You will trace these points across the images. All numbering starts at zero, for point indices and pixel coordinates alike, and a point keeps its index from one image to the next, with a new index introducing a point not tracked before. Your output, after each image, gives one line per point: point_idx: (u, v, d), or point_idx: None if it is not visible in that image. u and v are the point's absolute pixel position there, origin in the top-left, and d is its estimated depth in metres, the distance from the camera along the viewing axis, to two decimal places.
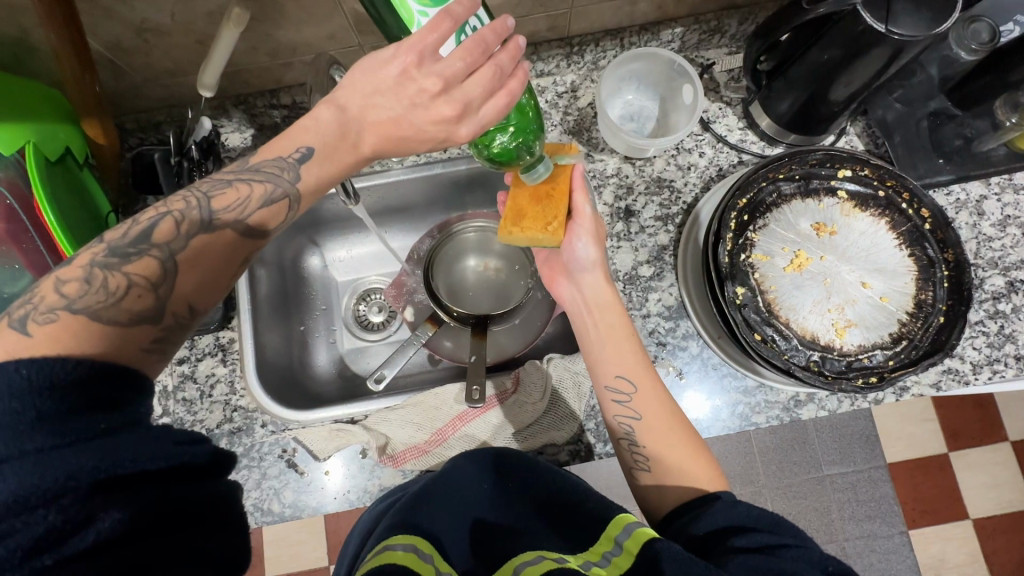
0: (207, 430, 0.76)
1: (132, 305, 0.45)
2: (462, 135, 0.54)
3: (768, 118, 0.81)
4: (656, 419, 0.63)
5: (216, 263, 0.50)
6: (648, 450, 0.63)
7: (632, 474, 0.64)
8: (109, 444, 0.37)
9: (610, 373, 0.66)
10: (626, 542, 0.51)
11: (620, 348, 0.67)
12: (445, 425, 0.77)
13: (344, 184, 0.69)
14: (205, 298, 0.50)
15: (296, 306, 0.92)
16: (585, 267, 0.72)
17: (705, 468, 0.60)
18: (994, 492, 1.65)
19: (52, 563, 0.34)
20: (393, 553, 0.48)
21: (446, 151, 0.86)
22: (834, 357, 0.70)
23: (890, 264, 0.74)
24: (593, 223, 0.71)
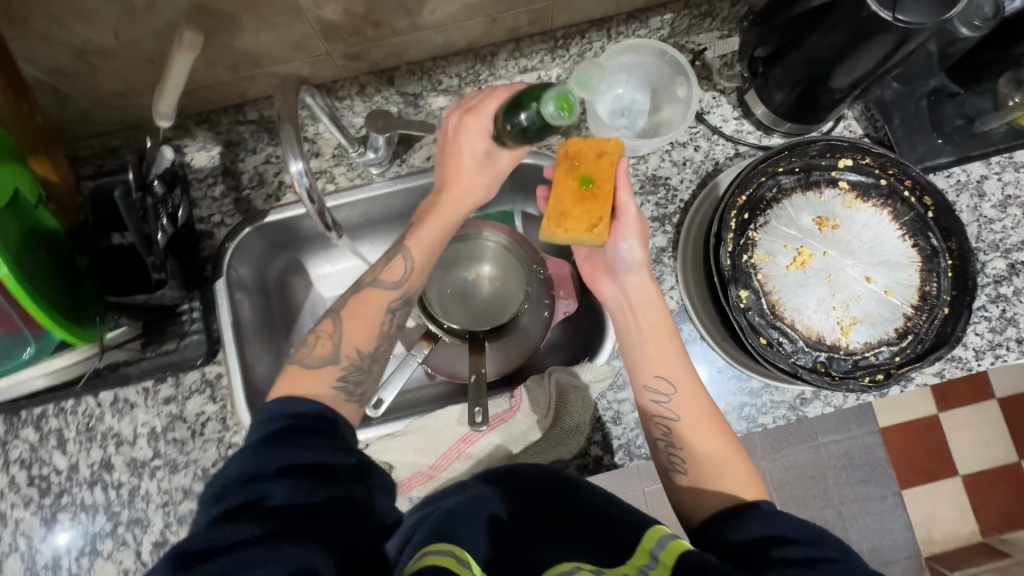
0: (204, 469, 0.73)
1: (321, 351, 0.64)
2: (500, 167, 0.71)
3: (764, 106, 0.77)
4: (697, 421, 0.62)
5: (370, 304, 0.67)
6: (686, 451, 0.61)
7: (669, 477, 0.62)
8: (291, 444, 0.50)
9: (649, 372, 0.65)
10: (662, 555, 0.49)
11: (660, 348, 0.66)
12: (449, 449, 0.74)
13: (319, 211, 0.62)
14: (366, 340, 0.66)
15: (284, 325, 0.87)
16: (630, 267, 0.69)
17: (746, 474, 0.58)
18: (981, 448, 1.70)
19: (250, 513, 0.45)
20: (434, 556, 0.47)
21: (430, 159, 0.80)
22: (841, 356, 0.69)
23: (894, 255, 0.72)
24: (639, 222, 0.68)
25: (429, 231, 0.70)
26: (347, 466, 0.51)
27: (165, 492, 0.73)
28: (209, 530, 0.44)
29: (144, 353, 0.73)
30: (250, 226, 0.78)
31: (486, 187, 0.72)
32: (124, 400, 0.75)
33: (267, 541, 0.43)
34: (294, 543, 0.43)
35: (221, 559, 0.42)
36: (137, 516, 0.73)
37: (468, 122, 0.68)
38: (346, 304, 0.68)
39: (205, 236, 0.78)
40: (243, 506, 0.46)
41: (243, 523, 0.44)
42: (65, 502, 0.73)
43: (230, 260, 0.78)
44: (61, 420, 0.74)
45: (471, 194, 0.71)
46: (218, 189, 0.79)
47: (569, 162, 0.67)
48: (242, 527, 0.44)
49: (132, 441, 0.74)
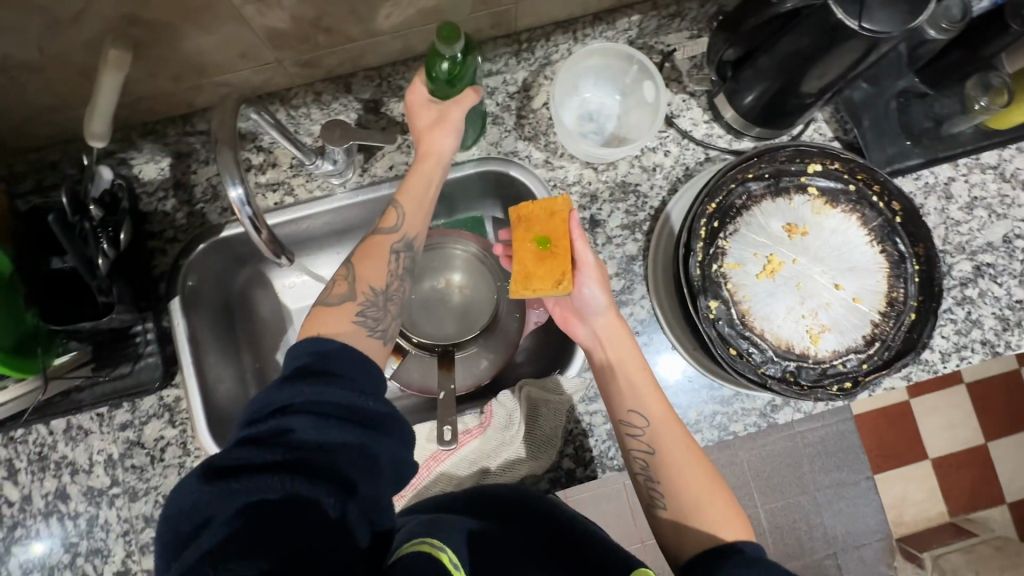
0: (165, 496, 0.71)
1: (338, 290, 0.62)
2: (456, 118, 0.68)
3: (733, 109, 0.76)
4: (672, 455, 0.63)
5: (376, 249, 0.65)
6: (664, 486, 0.62)
7: (651, 512, 0.62)
8: (319, 384, 0.51)
9: (624, 407, 0.66)
10: None
11: (635, 382, 0.66)
12: (420, 468, 0.74)
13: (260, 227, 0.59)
14: (376, 276, 0.64)
15: (249, 339, 0.84)
16: (596, 312, 0.70)
17: (725, 508, 0.59)
18: (950, 432, 1.75)
19: (272, 445, 0.46)
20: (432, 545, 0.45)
21: (392, 168, 0.77)
22: (810, 365, 0.69)
23: (862, 262, 0.72)
24: (598, 267, 0.70)
25: (415, 183, 0.69)
26: (373, 414, 0.51)
27: (125, 521, 0.71)
28: (240, 449, 0.46)
29: (96, 378, 0.70)
30: (205, 243, 0.75)
31: (451, 137, 0.69)
32: (78, 427, 0.72)
33: (283, 473, 0.43)
34: (307, 483, 0.43)
35: (244, 478, 0.43)
36: (96, 547, 0.70)
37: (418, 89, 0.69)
38: (356, 254, 0.66)
39: (158, 253, 0.75)
40: (270, 435, 0.47)
41: (267, 451, 0.45)
42: (19, 535, 0.70)
43: (185, 278, 0.75)
44: (11, 450, 0.71)
45: (439, 147, 0.69)
46: (170, 202, 0.75)
47: (523, 225, 0.70)
48: (265, 454, 0.45)
49: (87, 469, 0.71)
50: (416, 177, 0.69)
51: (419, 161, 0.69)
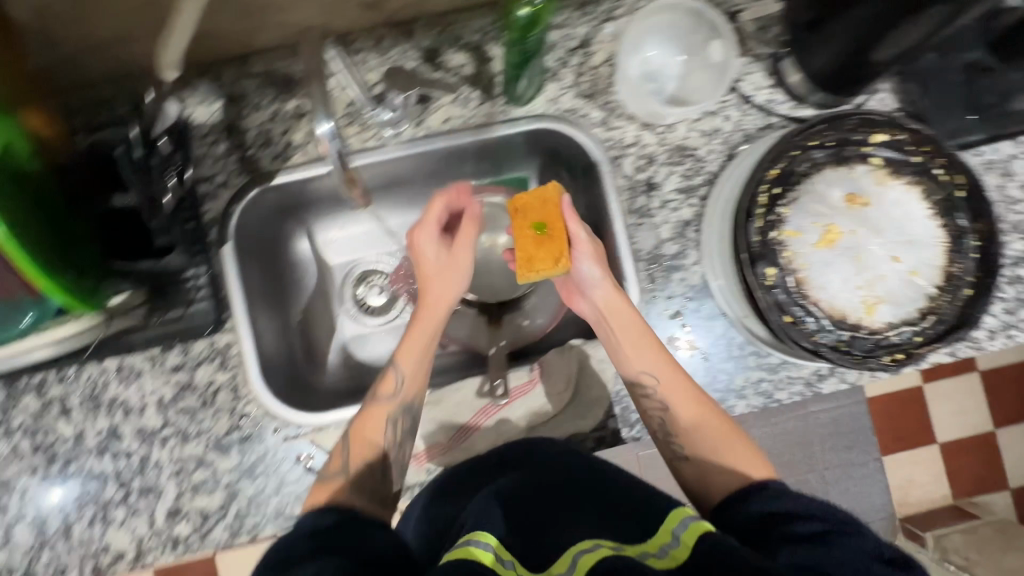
0: (217, 438, 0.72)
1: (332, 468, 0.62)
2: (466, 267, 0.72)
3: (799, 74, 0.74)
4: (686, 409, 0.65)
5: (369, 422, 0.65)
6: (680, 439, 0.64)
7: (674, 466, 0.64)
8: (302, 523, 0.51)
9: (632, 368, 0.68)
10: (683, 535, 0.47)
11: (639, 346, 0.68)
12: (468, 421, 0.74)
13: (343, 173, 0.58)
14: (375, 429, 0.65)
15: (292, 292, 0.86)
16: (593, 287, 0.70)
17: (742, 453, 0.60)
18: (961, 418, 1.76)
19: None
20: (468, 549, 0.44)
21: (448, 121, 0.75)
22: (864, 335, 0.69)
23: (921, 235, 0.71)
24: (592, 244, 0.70)
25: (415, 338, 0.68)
26: (357, 516, 0.53)
27: (177, 461, 0.72)
28: None
29: (150, 320, 0.70)
30: (256, 188, 0.74)
31: (462, 279, 0.72)
32: (130, 367, 0.72)
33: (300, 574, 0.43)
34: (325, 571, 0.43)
35: None
36: (148, 485, 0.72)
37: (431, 223, 0.72)
38: (346, 439, 0.65)
39: (209, 198, 0.74)
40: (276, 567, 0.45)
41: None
42: (73, 470, 0.71)
43: (238, 224, 0.74)
44: (64, 388, 0.72)
45: (441, 303, 0.70)
46: (222, 146, 0.74)
47: (520, 215, 0.69)
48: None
49: (139, 409, 0.72)
50: (413, 331, 0.69)
51: (415, 318, 0.69)
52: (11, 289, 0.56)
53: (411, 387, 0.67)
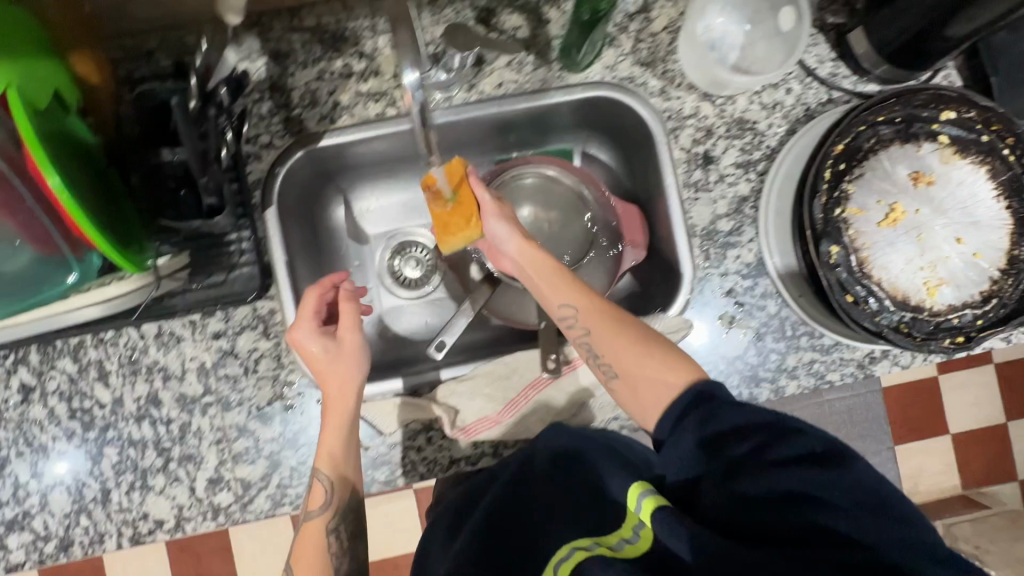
0: (259, 407, 0.70)
1: None
2: (354, 348, 0.66)
3: (867, 45, 0.71)
4: (605, 332, 0.63)
5: (311, 538, 0.64)
6: (609, 362, 0.63)
7: (611, 388, 0.63)
8: None
9: (553, 306, 0.65)
10: (642, 513, 0.53)
11: (555, 281, 0.66)
12: (517, 394, 0.72)
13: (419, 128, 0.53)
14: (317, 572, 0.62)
15: (329, 261, 0.84)
16: (505, 243, 0.68)
17: (668, 360, 0.60)
18: (975, 410, 1.76)
19: None
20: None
21: (502, 86, 0.73)
22: (924, 318, 0.68)
23: (986, 216, 0.69)
24: (497, 203, 0.69)
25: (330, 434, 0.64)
26: None
27: (218, 429, 0.70)
28: None
29: (191, 284, 0.68)
30: (302, 150, 0.72)
31: (358, 364, 0.66)
32: (169, 332, 0.70)
33: None
34: None
35: None
36: (189, 453, 0.70)
37: (310, 306, 0.66)
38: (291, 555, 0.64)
39: (252, 159, 0.71)
40: None
41: None
42: (111, 437, 0.70)
43: (281, 187, 0.72)
44: (101, 352, 0.70)
45: (337, 394, 0.64)
46: (266, 105, 0.71)
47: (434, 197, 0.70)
48: None
49: (180, 375, 0.70)
50: (330, 435, 0.64)
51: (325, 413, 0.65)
52: (47, 236, 0.55)
53: (340, 488, 0.64)
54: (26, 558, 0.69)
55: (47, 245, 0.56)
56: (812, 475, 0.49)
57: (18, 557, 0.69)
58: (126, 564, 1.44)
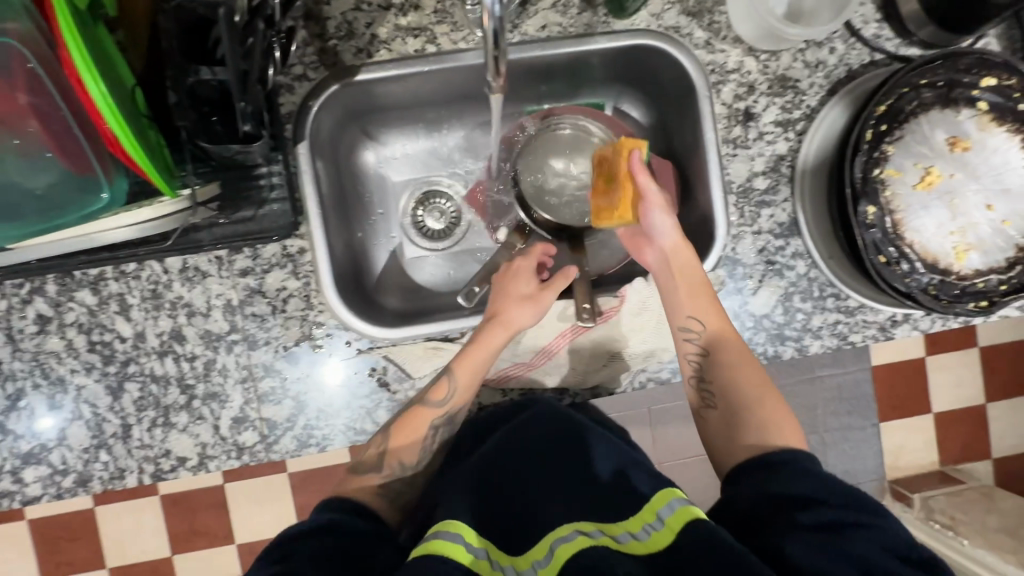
0: (286, 348, 0.69)
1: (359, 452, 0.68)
2: (546, 303, 0.70)
3: (914, 6, 0.71)
4: (724, 356, 0.67)
5: (415, 422, 0.67)
6: (717, 390, 0.66)
7: (700, 413, 0.67)
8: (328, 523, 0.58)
9: (682, 313, 0.69)
10: (669, 518, 0.51)
11: (697, 293, 0.68)
12: (551, 342, 0.73)
13: (496, 62, 0.49)
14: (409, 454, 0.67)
15: (353, 207, 0.82)
16: (660, 238, 0.70)
17: (777, 415, 0.62)
18: (956, 391, 1.81)
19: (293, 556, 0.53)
20: (441, 541, 0.51)
21: (546, 29, 0.71)
22: (952, 281, 0.69)
23: (1017, 184, 0.71)
24: (663, 198, 0.70)
25: (477, 355, 0.68)
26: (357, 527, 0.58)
27: (244, 368, 0.69)
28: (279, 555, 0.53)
29: (219, 218, 0.65)
30: (337, 84, 0.69)
31: (535, 316, 0.70)
32: (194, 268, 0.68)
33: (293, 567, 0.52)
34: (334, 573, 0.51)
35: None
36: (213, 391, 0.69)
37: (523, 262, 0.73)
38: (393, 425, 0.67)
39: (284, 90, 0.68)
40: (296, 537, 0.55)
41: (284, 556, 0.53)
42: (132, 372, 0.68)
43: (313, 121, 0.69)
44: (123, 285, 0.67)
45: (516, 322, 0.69)
46: (300, 34, 0.67)
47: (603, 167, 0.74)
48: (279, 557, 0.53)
49: (205, 312, 0.68)
50: (481, 348, 0.68)
51: (486, 329, 0.68)
52: (75, 152, 0.53)
53: (457, 403, 0.68)
54: (43, 492, 0.67)
55: (76, 160, 0.53)
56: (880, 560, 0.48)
57: (34, 491, 0.67)
58: (122, 516, 1.42)
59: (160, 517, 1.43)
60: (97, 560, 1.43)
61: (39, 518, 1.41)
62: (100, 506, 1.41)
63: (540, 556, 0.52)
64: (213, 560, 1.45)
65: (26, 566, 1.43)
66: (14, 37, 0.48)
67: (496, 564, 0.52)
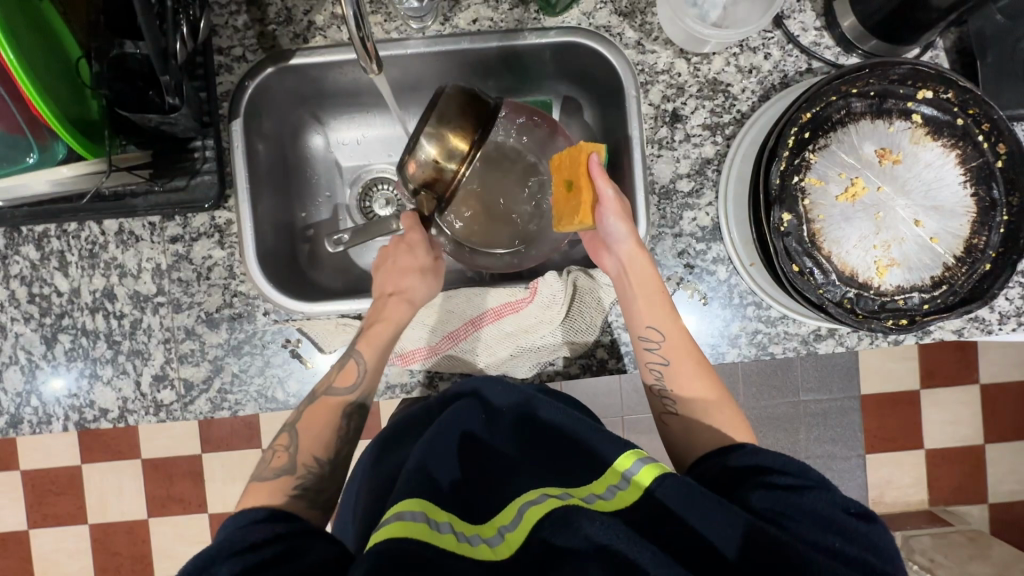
0: (207, 313, 0.72)
1: (277, 463, 0.62)
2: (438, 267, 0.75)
3: (852, 16, 0.70)
4: (684, 365, 0.66)
5: (326, 412, 0.67)
6: (676, 394, 0.65)
7: (662, 419, 0.66)
8: (247, 537, 0.51)
9: (641, 323, 0.68)
10: (637, 475, 0.51)
11: (651, 301, 0.67)
12: (458, 329, 0.75)
13: (363, 43, 0.52)
14: (321, 447, 0.65)
15: (296, 185, 0.84)
16: (618, 243, 0.68)
17: (730, 417, 0.63)
18: (953, 428, 1.63)
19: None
20: (406, 522, 0.47)
21: (476, 23, 0.73)
22: (870, 296, 0.67)
23: (949, 202, 0.68)
24: (618, 202, 0.68)
25: (384, 331, 0.69)
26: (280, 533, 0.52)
27: (167, 329, 0.72)
28: None
29: (154, 185, 0.69)
30: (273, 67, 0.73)
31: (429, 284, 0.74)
32: (129, 232, 0.72)
33: None
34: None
35: None
36: (137, 348, 0.73)
37: (413, 233, 0.75)
38: (302, 417, 0.67)
39: (223, 70, 0.72)
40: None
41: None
42: (66, 324, 0.72)
43: (249, 100, 0.73)
44: (64, 243, 0.72)
45: (414, 290, 0.72)
46: (242, 19, 0.72)
47: (559, 171, 0.74)
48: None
49: (135, 273, 0.72)
50: (390, 321, 0.70)
51: (394, 302, 0.71)
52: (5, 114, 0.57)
53: (370, 378, 0.68)
54: None
55: (6, 119, 0.58)
56: (821, 521, 0.49)
57: None
58: (104, 476, 1.49)
59: (139, 480, 1.49)
60: (79, 514, 1.50)
61: (30, 469, 1.50)
62: (86, 464, 1.49)
63: (507, 520, 0.51)
64: (184, 526, 1.51)
65: (13, 515, 1.51)
66: None
67: (462, 535, 0.50)
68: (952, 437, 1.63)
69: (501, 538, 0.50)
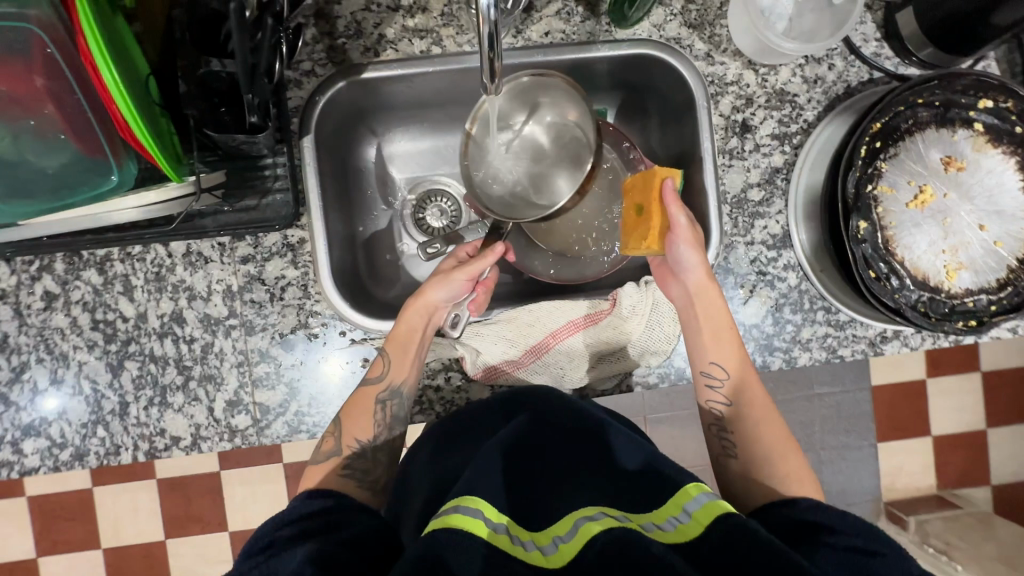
0: (282, 335, 0.71)
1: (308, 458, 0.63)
2: (455, 276, 0.71)
3: (914, 27, 0.72)
4: (747, 406, 0.65)
5: (360, 402, 0.67)
6: (736, 436, 0.65)
7: (720, 461, 0.66)
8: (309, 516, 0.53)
9: (705, 358, 0.68)
10: (698, 511, 0.47)
11: (720, 337, 0.67)
12: (539, 342, 0.74)
13: (492, 62, 0.52)
14: (359, 430, 0.66)
15: (356, 199, 0.83)
16: (686, 272, 0.69)
17: (799, 471, 0.61)
18: (958, 415, 1.70)
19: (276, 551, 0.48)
20: (460, 516, 0.46)
21: (548, 35, 0.73)
22: (941, 299, 0.70)
23: (1010, 207, 0.71)
24: (691, 230, 0.68)
25: (403, 326, 0.69)
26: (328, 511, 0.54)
27: (240, 352, 0.70)
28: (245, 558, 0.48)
29: (225, 205, 0.67)
30: (344, 81, 0.71)
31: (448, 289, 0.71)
32: (198, 253, 0.70)
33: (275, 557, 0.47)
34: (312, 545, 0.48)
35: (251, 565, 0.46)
36: (209, 373, 0.70)
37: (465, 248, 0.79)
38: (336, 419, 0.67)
39: (293, 85, 0.71)
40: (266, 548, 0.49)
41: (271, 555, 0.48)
42: (133, 351, 0.70)
43: (320, 116, 0.72)
44: (128, 266, 0.69)
45: (432, 291, 0.71)
46: (310, 32, 0.70)
47: (631, 194, 0.76)
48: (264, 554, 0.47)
49: (205, 296, 0.70)
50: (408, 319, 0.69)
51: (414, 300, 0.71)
52: (85, 136, 0.57)
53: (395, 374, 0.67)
54: (41, 463, 0.69)
55: (88, 142, 0.57)
56: None
57: (32, 462, 0.69)
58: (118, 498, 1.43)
59: (155, 500, 1.43)
60: (92, 540, 1.44)
61: (39, 495, 1.43)
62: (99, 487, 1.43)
63: (562, 531, 0.48)
64: (204, 546, 1.46)
65: (21, 543, 1.44)
66: (35, 23, 0.51)
67: (517, 539, 0.47)
68: (957, 424, 1.70)
69: (556, 547, 0.47)
